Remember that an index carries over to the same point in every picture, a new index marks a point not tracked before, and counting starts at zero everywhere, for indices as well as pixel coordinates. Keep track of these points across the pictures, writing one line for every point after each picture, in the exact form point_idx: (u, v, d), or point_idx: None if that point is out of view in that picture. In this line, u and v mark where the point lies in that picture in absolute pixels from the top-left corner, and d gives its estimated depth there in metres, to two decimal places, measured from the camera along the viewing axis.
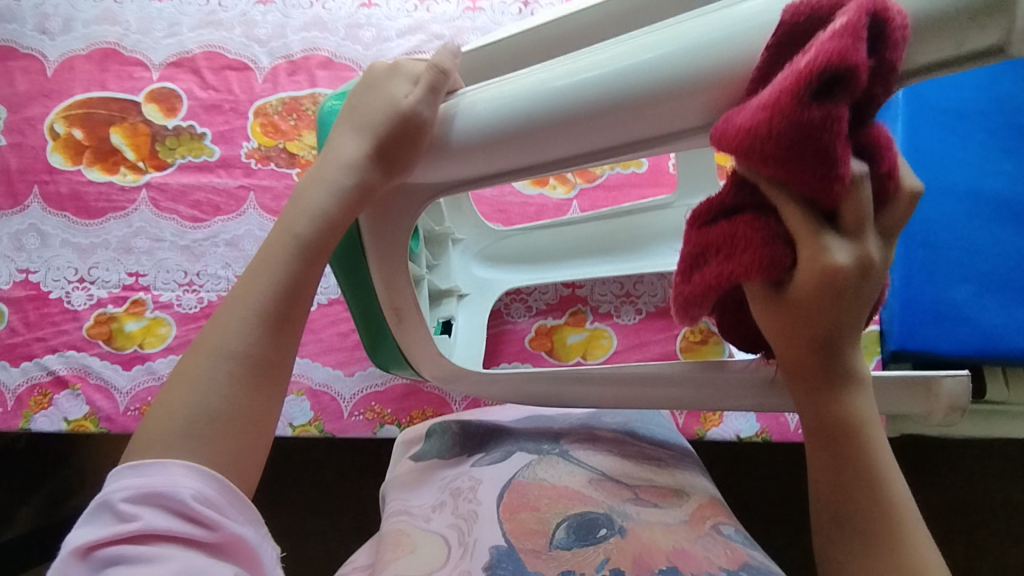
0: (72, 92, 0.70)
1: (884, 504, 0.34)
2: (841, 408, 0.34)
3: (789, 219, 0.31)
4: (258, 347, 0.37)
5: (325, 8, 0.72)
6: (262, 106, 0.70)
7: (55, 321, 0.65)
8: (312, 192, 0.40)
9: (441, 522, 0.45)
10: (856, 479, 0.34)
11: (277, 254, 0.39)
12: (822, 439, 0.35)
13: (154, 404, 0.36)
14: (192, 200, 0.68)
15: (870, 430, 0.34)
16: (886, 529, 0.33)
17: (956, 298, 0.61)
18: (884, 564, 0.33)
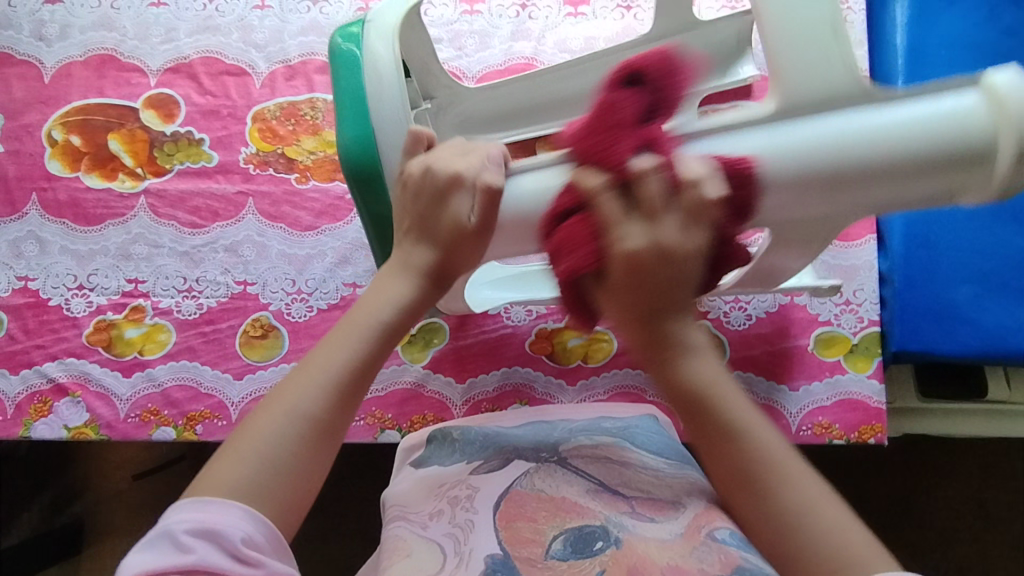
0: (69, 98, 0.70)
1: (752, 451, 0.39)
2: (687, 377, 0.40)
3: (603, 208, 0.37)
4: (333, 416, 0.40)
5: (322, 12, 0.71)
6: (260, 111, 0.69)
7: (55, 328, 0.65)
8: (388, 286, 0.44)
9: (437, 530, 0.45)
10: (725, 439, 0.40)
11: (363, 330, 0.43)
12: (683, 407, 0.41)
13: (220, 449, 0.39)
14: (190, 206, 0.68)
15: (718, 391, 0.41)
16: (762, 469, 0.39)
17: (959, 298, 0.62)
18: (777, 499, 0.38)
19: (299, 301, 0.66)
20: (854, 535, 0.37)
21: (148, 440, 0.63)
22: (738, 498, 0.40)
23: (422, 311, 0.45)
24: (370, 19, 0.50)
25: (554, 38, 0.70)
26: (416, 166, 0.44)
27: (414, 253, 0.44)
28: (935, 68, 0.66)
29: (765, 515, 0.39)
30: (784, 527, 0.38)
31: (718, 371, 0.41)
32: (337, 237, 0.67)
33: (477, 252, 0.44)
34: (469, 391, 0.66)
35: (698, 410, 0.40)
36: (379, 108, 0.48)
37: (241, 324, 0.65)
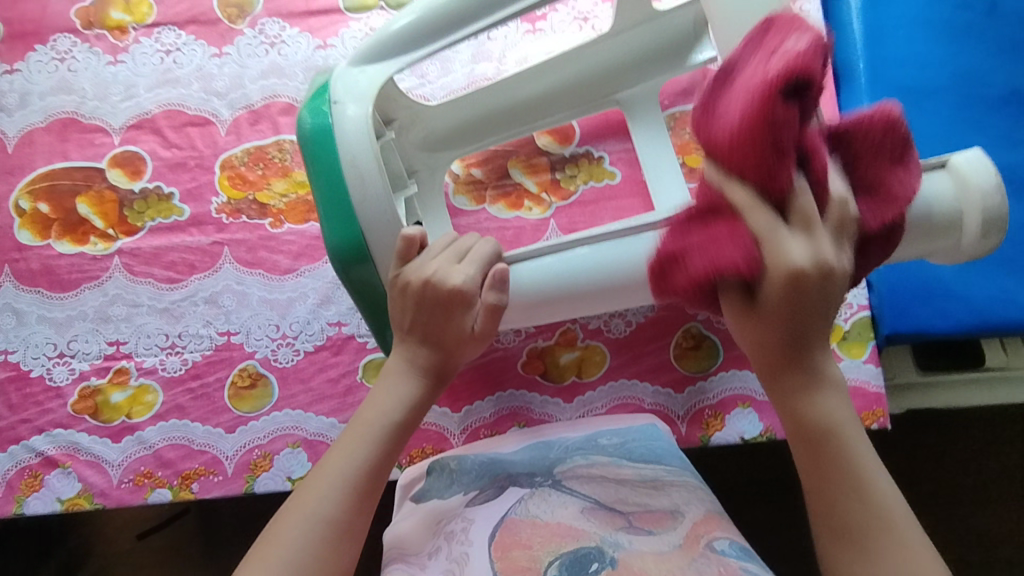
0: (34, 166, 0.69)
1: (871, 505, 0.40)
2: (815, 411, 0.41)
3: (756, 221, 0.38)
4: (348, 518, 0.44)
5: (281, 54, 0.71)
6: (228, 158, 0.69)
7: (39, 400, 0.64)
8: (394, 388, 0.49)
9: (436, 568, 0.45)
10: (848, 492, 0.40)
11: (374, 433, 0.47)
12: (806, 441, 0.41)
13: (249, 555, 0.43)
14: (166, 261, 0.67)
15: (842, 434, 0.41)
16: (875, 528, 0.40)
17: (945, 273, 0.62)
18: (877, 561, 0.39)
19: (286, 345, 0.65)
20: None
21: (145, 504, 0.62)
22: (836, 549, 0.40)
23: (426, 408, 0.50)
24: (336, 101, 0.51)
25: (515, 55, 0.70)
26: (422, 273, 0.48)
27: (418, 353, 0.50)
28: (893, 46, 0.66)
29: (846, 569, 0.40)
30: (864, 566, 0.39)
31: (849, 415, 0.42)
32: (317, 277, 0.66)
33: (481, 347, 0.51)
34: (466, 419, 0.65)
35: (829, 446, 0.41)
36: (360, 203, 0.49)
37: (228, 376, 0.64)
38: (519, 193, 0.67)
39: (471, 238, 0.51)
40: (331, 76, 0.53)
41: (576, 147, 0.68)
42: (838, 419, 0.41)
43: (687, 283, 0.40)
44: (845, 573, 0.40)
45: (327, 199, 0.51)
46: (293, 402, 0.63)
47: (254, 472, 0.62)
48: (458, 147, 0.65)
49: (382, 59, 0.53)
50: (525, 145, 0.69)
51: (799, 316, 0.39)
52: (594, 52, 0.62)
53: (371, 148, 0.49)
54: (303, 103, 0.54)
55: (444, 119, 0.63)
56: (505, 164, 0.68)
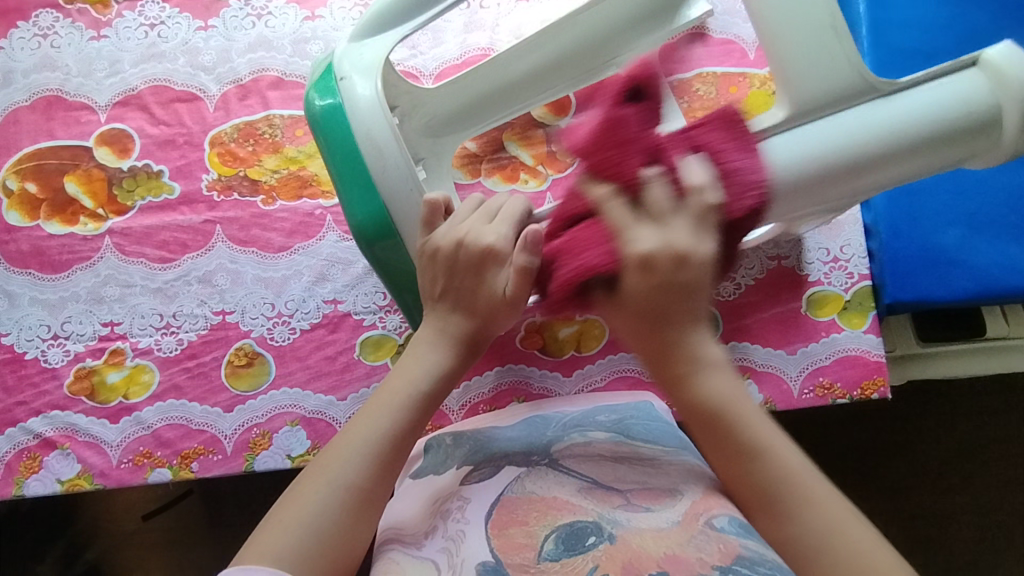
0: (20, 145, 0.67)
1: (776, 472, 0.44)
2: (699, 395, 0.45)
3: (610, 213, 0.43)
4: (373, 487, 0.44)
5: (268, 26, 0.69)
6: (217, 135, 0.67)
7: (35, 382, 0.63)
8: (421, 355, 0.48)
9: (432, 547, 0.46)
10: (748, 461, 0.44)
11: (402, 401, 0.47)
12: (703, 421, 0.45)
13: (266, 519, 0.43)
14: (157, 241, 0.66)
15: (733, 409, 0.45)
16: (781, 494, 0.43)
17: (947, 241, 0.62)
18: (801, 524, 0.43)
19: (281, 324, 0.64)
20: (877, 553, 0.41)
21: (145, 484, 0.62)
22: (756, 519, 0.44)
23: (455, 378, 0.49)
24: (344, 78, 0.50)
25: (509, 26, 0.69)
26: (454, 237, 0.48)
27: (449, 322, 0.49)
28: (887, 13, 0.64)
29: (775, 538, 0.43)
30: (795, 544, 0.43)
31: (737, 391, 0.46)
32: (311, 255, 0.66)
33: (512, 318, 0.49)
34: (465, 395, 0.64)
35: (724, 425, 0.45)
36: (381, 173, 0.48)
37: (224, 355, 0.64)
38: (515, 166, 0.66)
39: (501, 198, 0.50)
40: (335, 55, 0.51)
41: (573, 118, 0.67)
42: (725, 397, 0.45)
43: (560, 287, 0.44)
44: (772, 542, 0.44)
45: (346, 172, 0.49)
46: (291, 380, 0.63)
47: (253, 450, 0.62)
48: (462, 130, 0.62)
49: (382, 33, 0.51)
50: (520, 116, 0.68)
51: (664, 310, 0.44)
52: (590, 14, 0.58)
53: (386, 122, 0.48)
54: (307, 88, 0.52)
55: (445, 100, 0.60)
56: (500, 137, 0.67)
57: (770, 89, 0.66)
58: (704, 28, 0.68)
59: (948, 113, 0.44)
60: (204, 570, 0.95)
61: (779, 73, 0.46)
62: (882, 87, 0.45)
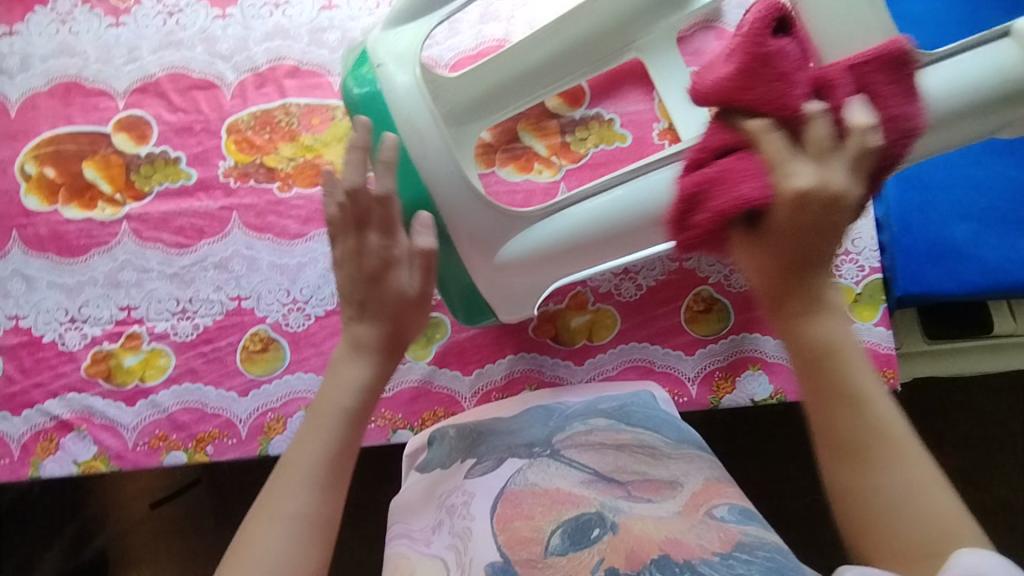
0: (39, 130, 0.68)
1: (868, 422, 0.39)
2: (815, 330, 0.40)
3: (767, 144, 0.39)
4: (319, 505, 0.46)
5: (285, 15, 0.70)
6: (234, 122, 0.68)
7: (53, 364, 0.64)
8: (343, 374, 0.50)
9: (440, 544, 0.49)
10: (839, 407, 0.39)
11: (335, 419, 0.48)
12: (805, 359, 0.40)
13: (233, 546, 0.46)
14: (174, 226, 0.66)
15: (843, 350, 0.40)
16: (875, 446, 0.39)
17: (958, 235, 0.63)
18: (885, 480, 0.38)
19: (296, 310, 0.65)
20: (959, 522, 0.38)
21: (160, 467, 0.63)
22: (838, 471, 0.39)
23: (382, 385, 0.51)
24: (382, 65, 0.50)
25: (524, 17, 0.69)
26: (346, 254, 0.49)
27: (360, 329, 0.50)
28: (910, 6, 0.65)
29: (858, 492, 0.39)
30: (879, 504, 0.38)
31: (848, 332, 0.40)
32: (327, 242, 0.66)
33: (422, 316, 0.51)
34: (477, 382, 0.65)
35: (828, 367, 0.40)
36: (421, 159, 0.48)
37: (240, 340, 0.64)
38: (529, 156, 0.66)
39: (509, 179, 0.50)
40: (369, 45, 0.52)
41: (587, 110, 0.68)
42: (838, 336, 0.40)
43: (708, 219, 0.42)
44: (847, 496, 0.39)
45: (389, 158, 0.50)
46: (305, 365, 0.64)
47: (267, 435, 0.62)
48: (484, 119, 0.61)
49: (418, 19, 0.51)
50: (535, 107, 0.68)
51: (809, 238, 0.39)
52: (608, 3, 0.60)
53: (428, 110, 0.49)
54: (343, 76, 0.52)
55: (465, 88, 0.59)
56: (514, 127, 0.68)
57: None
58: (719, 21, 0.69)
59: (980, 79, 0.44)
60: (210, 556, 0.95)
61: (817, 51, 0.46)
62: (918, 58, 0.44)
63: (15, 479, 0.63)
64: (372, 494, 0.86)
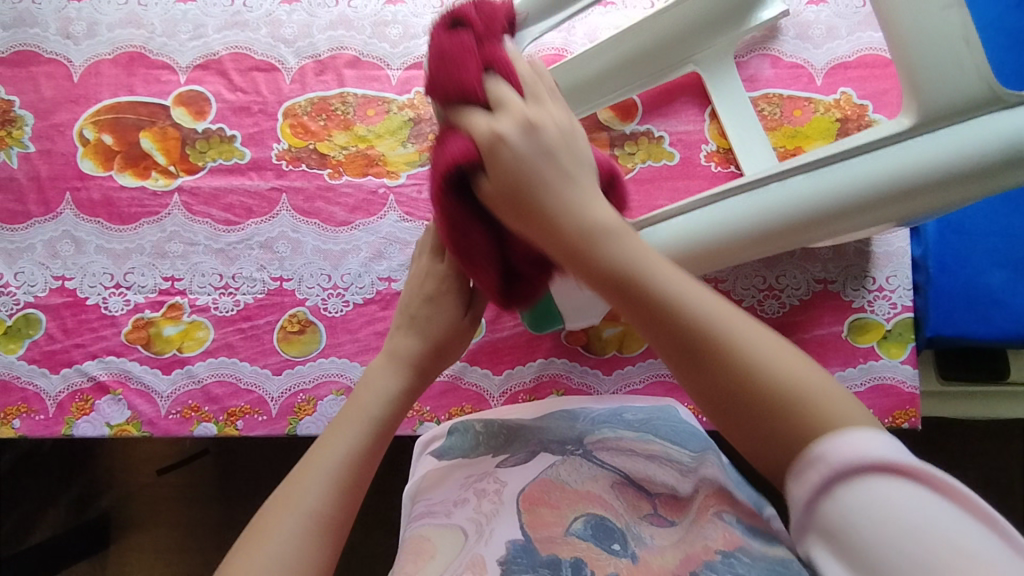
0: (99, 97, 0.69)
1: (680, 314, 0.38)
2: (596, 261, 0.41)
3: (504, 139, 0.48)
4: (332, 511, 0.45)
5: (350, 6, 0.71)
6: (291, 107, 0.69)
7: (94, 327, 0.65)
8: (377, 387, 0.52)
9: (461, 515, 0.50)
10: (648, 319, 0.39)
11: (361, 425, 0.49)
12: (598, 286, 0.41)
13: (238, 544, 0.43)
14: (224, 203, 0.68)
15: (638, 273, 0.40)
16: (693, 342, 0.37)
17: (993, 283, 0.63)
18: (709, 374, 0.36)
19: (336, 296, 0.66)
20: (813, 387, 0.35)
21: (190, 436, 0.64)
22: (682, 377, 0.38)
23: (408, 404, 0.53)
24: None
25: (584, 28, 0.70)
26: (416, 274, 0.58)
27: (403, 343, 0.55)
28: (990, 37, 0.65)
29: (714, 398, 0.37)
30: (735, 399, 0.36)
31: (638, 252, 0.41)
32: (371, 232, 0.67)
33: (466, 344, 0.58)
34: (506, 383, 0.66)
35: (623, 291, 0.40)
36: None
37: (278, 320, 0.66)
38: None
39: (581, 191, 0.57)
40: None
41: (638, 125, 0.69)
42: (619, 265, 0.40)
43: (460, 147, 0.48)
44: (710, 401, 0.37)
45: None
46: (340, 351, 0.65)
47: (297, 415, 0.64)
48: None
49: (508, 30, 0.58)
50: (586, 118, 0.69)
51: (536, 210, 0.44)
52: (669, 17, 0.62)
53: None
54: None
55: None
56: None
57: (834, 116, 0.67)
58: (775, 50, 0.70)
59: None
60: (211, 530, 0.96)
61: (910, 81, 0.48)
62: (1007, 98, 0.47)
63: (47, 435, 0.64)
64: (383, 481, 0.88)
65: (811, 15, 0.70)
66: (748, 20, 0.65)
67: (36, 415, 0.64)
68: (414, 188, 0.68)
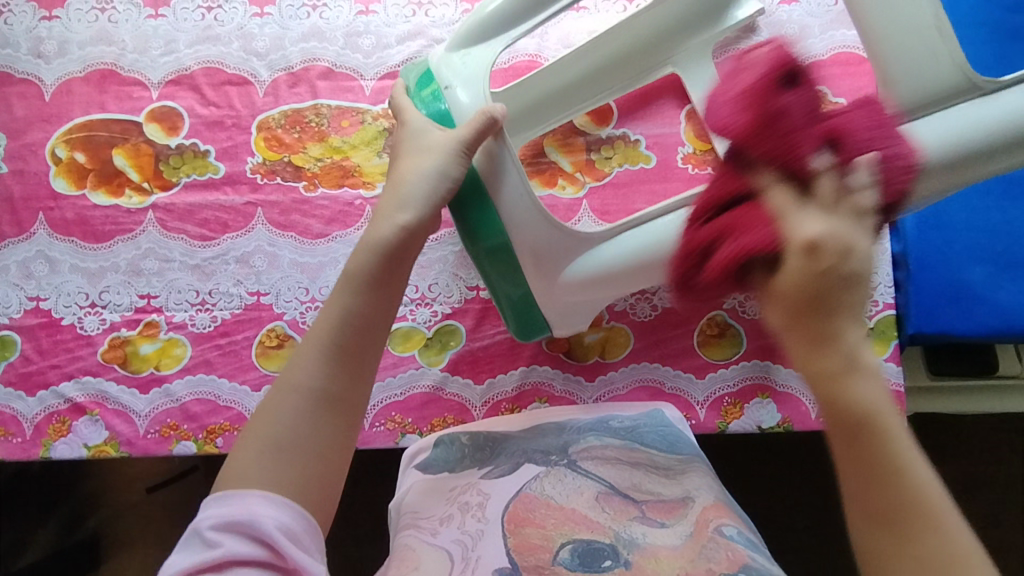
0: (72, 115, 0.69)
1: (915, 491, 0.36)
2: (852, 395, 0.36)
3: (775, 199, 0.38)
4: (328, 387, 0.45)
5: (322, 18, 0.71)
6: (264, 120, 0.69)
7: (69, 347, 0.65)
8: (370, 239, 0.49)
9: (447, 537, 0.47)
10: (878, 477, 0.36)
11: (352, 285, 0.48)
12: (841, 423, 0.36)
13: (243, 431, 0.44)
14: (199, 219, 0.67)
15: (883, 419, 0.36)
16: (907, 510, 0.35)
17: (973, 278, 0.63)
18: (914, 549, 0.35)
19: (314, 309, 0.66)
20: None
21: (170, 455, 0.63)
22: (876, 535, 0.36)
23: (410, 246, 0.50)
24: (451, 88, 0.54)
25: (557, 34, 0.71)
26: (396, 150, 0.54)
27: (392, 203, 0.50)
28: (965, 32, 0.65)
29: (880, 551, 0.36)
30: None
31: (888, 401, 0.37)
32: (348, 243, 0.67)
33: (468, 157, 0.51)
34: (488, 392, 0.66)
35: (867, 438, 0.36)
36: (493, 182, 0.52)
37: (256, 335, 0.65)
38: (553, 171, 0.67)
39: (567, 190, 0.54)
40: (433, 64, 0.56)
41: (614, 129, 0.69)
42: (876, 406, 0.36)
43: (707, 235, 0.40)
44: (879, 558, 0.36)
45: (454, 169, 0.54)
46: None
47: None
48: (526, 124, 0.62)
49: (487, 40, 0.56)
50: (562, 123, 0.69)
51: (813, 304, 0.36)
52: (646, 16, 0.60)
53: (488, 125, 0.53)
54: (405, 94, 0.56)
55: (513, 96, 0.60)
56: (540, 141, 0.69)
57: None
58: None
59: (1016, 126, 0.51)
60: None
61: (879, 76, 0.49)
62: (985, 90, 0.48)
63: (25, 458, 0.64)
64: (370, 494, 0.87)
65: (784, 15, 0.70)
66: (723, 20, 0.64)
67: (13, 438, 0.63)
68: None
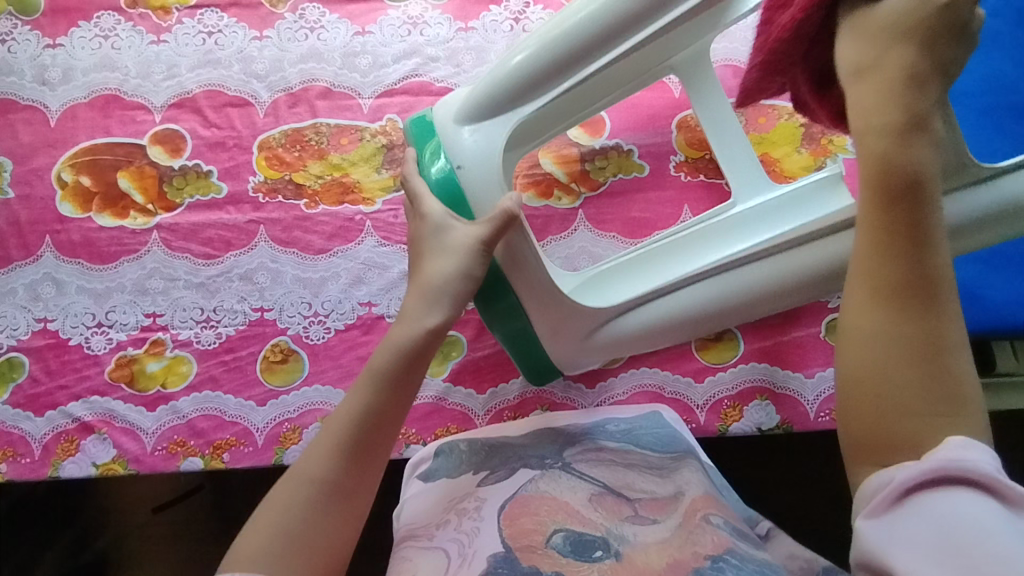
0: (77, 140, 0.71)
1: (938, 271, 0.38)
2: (911, 158, 0.40)
3: None
4: (338, 482, 0.48)
5: (320, 39, 0.73)
6: (266, 140, 0.70)
7: (77, 367, 0.66)
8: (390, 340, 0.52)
9: (444, 537, 0.48)
10: (914, 244, 0.38)
11: (369, 384, 0.50)
12: (885, 183, 0.39)
13: (255, 513, 0.47)
14: (203, 237, 0.68)
15: (929, 191, 0.39)
16: (929, 282, 0.38)
17: (962, 276, 0.64)
18: (921, 325, 0.38)
19: (317, 323, 0.67)
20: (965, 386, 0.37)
21: (177, 471, 0.64)
22: (880, 304, 0.38)
23: (424, 355, 0.52)
24: (461, 167, 0.53)
25: None
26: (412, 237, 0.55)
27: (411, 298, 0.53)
28: None
29: (884, 326, 0.38)
30: (897, 355, 0.38)
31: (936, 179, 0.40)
32: (349, 258, 0.68)
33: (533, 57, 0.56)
34: (491, 401, 0.66)
35: (914, 196, 0.39)
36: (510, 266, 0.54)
37: (260, 351, 0.66)
38: (549, 182, 0.69)
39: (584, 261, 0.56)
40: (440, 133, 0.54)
41: (607, 140, 0.70)
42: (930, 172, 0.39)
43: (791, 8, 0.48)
44: (883, 329, 0.38)
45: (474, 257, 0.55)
46: (323, 378, 0.65)
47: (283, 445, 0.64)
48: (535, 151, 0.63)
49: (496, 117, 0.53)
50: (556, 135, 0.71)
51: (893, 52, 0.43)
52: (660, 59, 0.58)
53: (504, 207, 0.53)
54: (417, 170, 0.55)
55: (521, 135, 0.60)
56: (536, 154, 0.70)
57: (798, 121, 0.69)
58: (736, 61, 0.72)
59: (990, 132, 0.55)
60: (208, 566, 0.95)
61: None
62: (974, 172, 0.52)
63: (33, 478, 0.64)
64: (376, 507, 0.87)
65: None
66: None
67: (22, 458, 0.64)
68: (390, 213, 0.69)
